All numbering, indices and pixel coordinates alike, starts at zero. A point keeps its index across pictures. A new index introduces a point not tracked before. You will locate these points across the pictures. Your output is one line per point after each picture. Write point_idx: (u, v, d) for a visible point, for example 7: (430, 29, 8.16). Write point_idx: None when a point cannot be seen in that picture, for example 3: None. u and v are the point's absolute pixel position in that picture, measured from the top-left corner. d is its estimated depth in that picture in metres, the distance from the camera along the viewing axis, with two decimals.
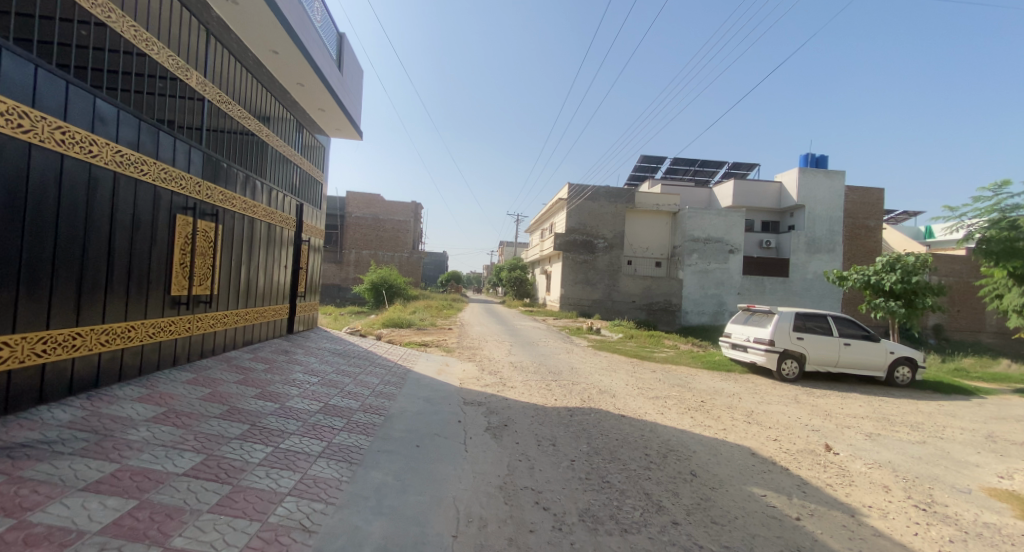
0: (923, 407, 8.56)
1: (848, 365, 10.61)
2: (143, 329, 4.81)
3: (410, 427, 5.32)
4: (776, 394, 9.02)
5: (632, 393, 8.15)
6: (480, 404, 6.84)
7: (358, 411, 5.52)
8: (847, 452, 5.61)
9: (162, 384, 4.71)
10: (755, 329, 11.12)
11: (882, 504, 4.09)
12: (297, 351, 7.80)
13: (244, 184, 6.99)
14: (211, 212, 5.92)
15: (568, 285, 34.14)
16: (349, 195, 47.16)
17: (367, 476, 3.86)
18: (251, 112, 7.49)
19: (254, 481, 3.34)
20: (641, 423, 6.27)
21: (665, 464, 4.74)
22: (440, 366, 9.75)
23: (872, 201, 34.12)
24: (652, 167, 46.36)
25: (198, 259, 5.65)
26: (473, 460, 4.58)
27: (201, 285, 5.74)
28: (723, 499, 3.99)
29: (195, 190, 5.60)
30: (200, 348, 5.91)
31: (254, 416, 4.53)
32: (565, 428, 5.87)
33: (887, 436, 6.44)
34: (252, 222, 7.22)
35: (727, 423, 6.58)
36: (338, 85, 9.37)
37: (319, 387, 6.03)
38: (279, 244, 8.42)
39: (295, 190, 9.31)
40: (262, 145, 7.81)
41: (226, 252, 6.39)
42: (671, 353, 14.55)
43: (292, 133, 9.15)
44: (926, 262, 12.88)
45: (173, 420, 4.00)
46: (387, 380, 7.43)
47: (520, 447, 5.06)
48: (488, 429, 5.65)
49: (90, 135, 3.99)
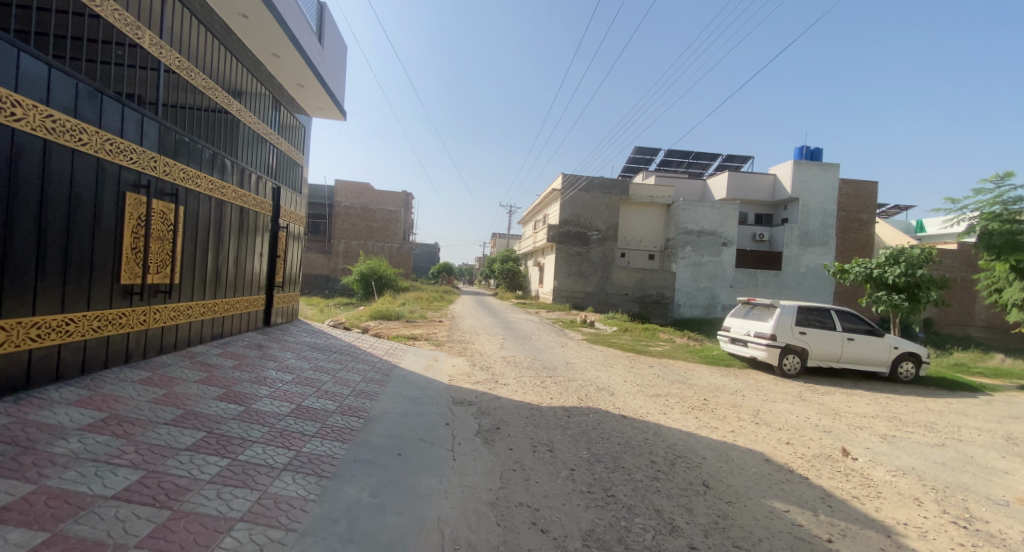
0: (931, 405, 8.25)
1: (851, 361, 10.29)
2: (86, 322, 4.20)
3: (391, 431, 4.80)
4: (780, 391, 8.66)
5: (632, 391, 7.69)
6: (470, 404, 6.33)
7: (334, 414, 4.98)
8: (866, 457, 5.22)
9: (107, 385, 4.12)
10: (756, 323, 10.74)
11: (919, 522, 3.70)
12: (273, 346, 7.21)
13: (210, 164, 6.35)
14: (170, 191, 5.31)
15: (561, 278, 33.68)
16: (337, 184, 46.11)
17: (338, 493, 3.34)
18: (219, 84, 6.82)
19: (200, 503, 2.79)
20: (643, 424, 5.82)
21: (675, 474, 4.28)
22: (429, 362, 9.22)
23: (867, 194, 33.98)
24: (646, 158, 45.97)
25: (154, 244, 5.03)
26: (461, 470, 4.10)
27: (157, 273, 5.14)
28: (743, 517, 3.55)
29: (149, 166, 4.98)
30: (158, 343, 5.32)
31: (211, 421, 3.97)
32: (563, 431, 5.38)
33: (903, 438, 6.08)
34: (220, 205, 6.59)
35: (734, 424, 6.15)
36: (318, 58, 8.70)
37: (292, 387, 5.47)
38: (252, 231, 7.78)
39: (271, 172, 8.66)
40: (233, 122, 7.15)
41: (189, 238, 5.78)
42: (667, 348, 14.14)
43: (268, 110, 8.47)
44: (931, 254, 12.55)
45: (113, 428, 3.42)
46: (370, 378, 6.89)
47: (514, 455, 4.56)
48: (478, 433, 5.15)
49: (12, 95, 3.32)
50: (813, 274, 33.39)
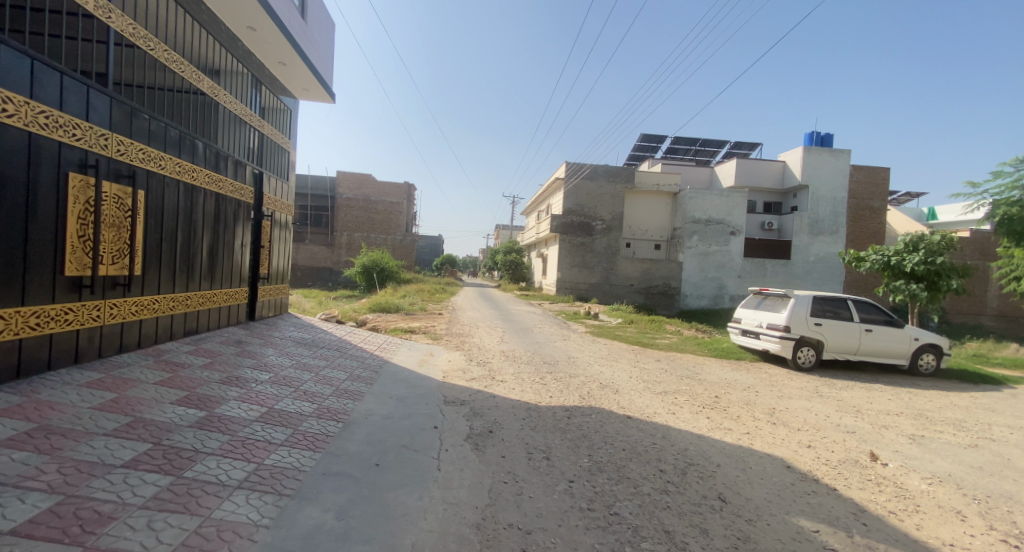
0: (957, 400, 7.71)
1: (870, 353, 9.73)
2: (20, 319, 3.75)
3: (372, 437, 4.34)
4: (795, 386, 8.14)
5: (637, 388, 7.20)
6: (462, 404, 5.87)
7: (310, 417, 4.53)
8: (898, 462, 4.70)
9: (46, 390, 3.70)
10: (768, 314, 10.19)
11: (965, 541, 3.19)
12: (253, 343, 6.76)
13: (178, 145, 5.88)
14: (128, 172, 4.88)
15: (565, 269, 33.18)
16: (339, 175, 45.77)
17: (297, 516, 2.88)
18: (188, 58, 6.28)
19: (119, 537, 2.33)
20: (650, 426, 5.32)
21: (686, 486, 3.79)
22: (423, 357, 8.77)
23: (878, 181, 33.08)
24: (651, 147, 45.36)
25: (107, 231, 4.60)
26: (445, 483, 3.63)
27: (113, 264, 4.70)
28: (766, 540, 3.04)
29: (99, 145, 4.51)
30: (118, 341, 4.89)
31: (161, 431, 3.55)
32: (562, 435, 4.89)
33: (933, 439, 5.54)
34: (191, 190, 6.12)
35: (749, 425, 5.63)
36: (298, 32, 8.13)
37: (267, 388, 5.03)
38: (230, 219, 7.30)
39: (252, 156, 8.17)
40: (206, 102, 6.64)
41: (153, 224, 5.34)
42: (674, 340, 13.65)
43: (247, 89, 7.93)
44: (952, 241, 11.94)
45: (38, 443, 2.99)
46: (357, 376, 6.43)
47: (506, 464, 4.08)
48: (469, 438, 4.67)
49: None
50: (823, 263, 32.57)
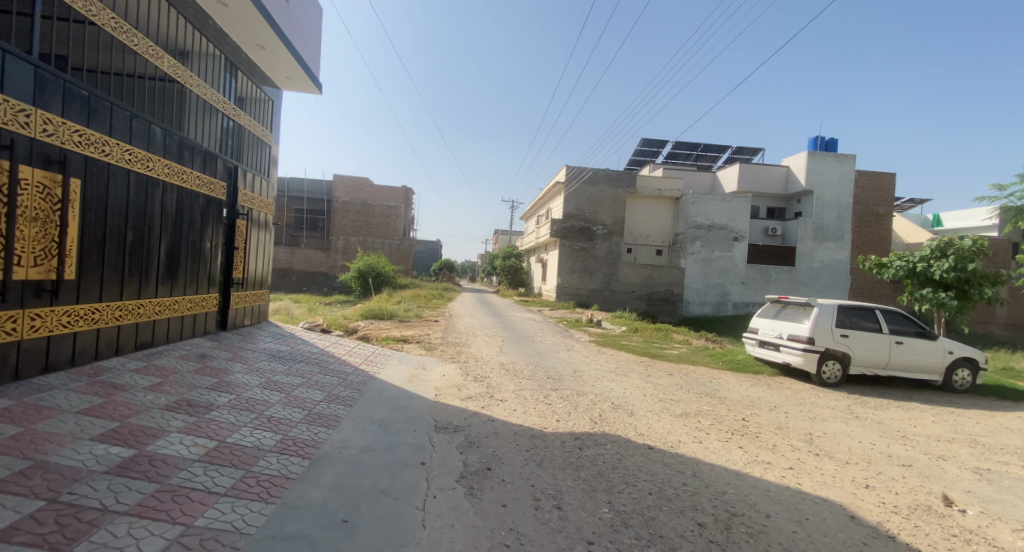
0: (1008, 423, 6.91)
1: (899, 368, 8.96)
2: None
3: (344, 480, 3.54)
4: (826, 406, 7.34)
5: (654, 410, 6.38)
6: (455, 431, 5.05)
7: (270, 453, 3.74)
8: (978, 509, 3.90)
9: None
10: (789, 324, 9.41)
11: None
12: (218, 358, 5.93)
13: (129, 130, 5.11)
14: (59, 157, 4.13)
15: (565, 275, 32.37)
16: (336, 178, 44.88)
17: None
18: (149, 35, 5.53)
19: None
20: (677, 461, 4.52)
21: (734, 549, 2.99)
22: (414, 371, 7.94)
23: (885, 186, 32.38)
24: (652, 151, 44.66)
25: (27, 226, 3.82)
26: (429, 548, 2.83)
27: (35, 266, 3.93)
28: None
29: (17, 122, 3.72)
30: (42, 358, 4.09)
31: (64, 481, 2.74)
32: (574, 474, 4.08)
33: (1004, 474, 4.75)
34: (145, 181, 5.35)
35: (790, 458, 4.82)
36: (277, 11, 7.35)
37: (223, 415, 4.22)
38: (196, 218, 6.52)
39: (226, 149, 7.43)
40: (169, 84, 5.88)
41: (93, 219, 4.58)
42: (684, 351, 12.81)
43: (220, 73, 7.17)
44: (983, 247, 11.21)
45: None
46: (335, 396, 5.62)
47: (508, 517, 3.27)
48: (462, 479, 3.86)
49: None
50: (827, 270, 31.97)
